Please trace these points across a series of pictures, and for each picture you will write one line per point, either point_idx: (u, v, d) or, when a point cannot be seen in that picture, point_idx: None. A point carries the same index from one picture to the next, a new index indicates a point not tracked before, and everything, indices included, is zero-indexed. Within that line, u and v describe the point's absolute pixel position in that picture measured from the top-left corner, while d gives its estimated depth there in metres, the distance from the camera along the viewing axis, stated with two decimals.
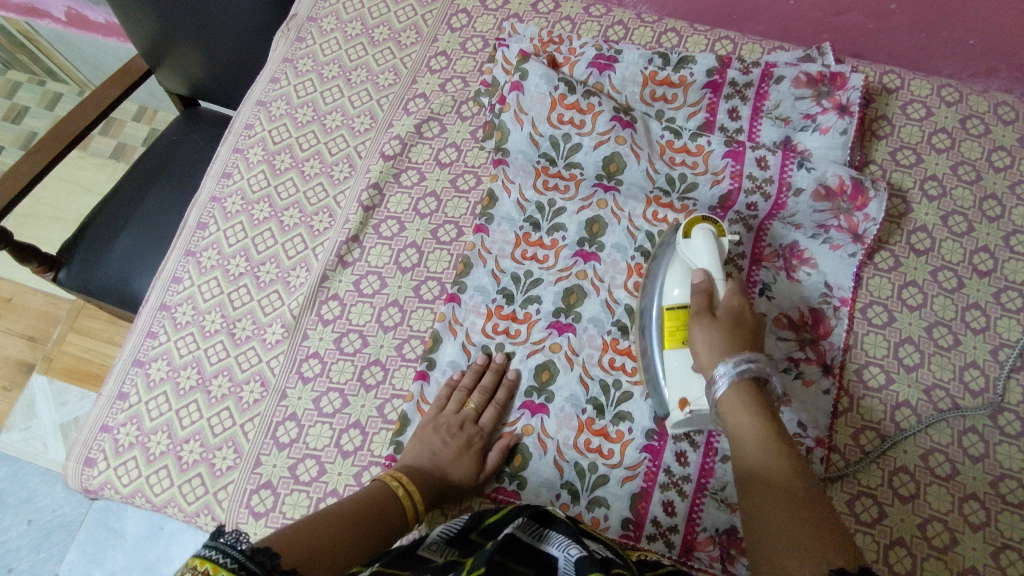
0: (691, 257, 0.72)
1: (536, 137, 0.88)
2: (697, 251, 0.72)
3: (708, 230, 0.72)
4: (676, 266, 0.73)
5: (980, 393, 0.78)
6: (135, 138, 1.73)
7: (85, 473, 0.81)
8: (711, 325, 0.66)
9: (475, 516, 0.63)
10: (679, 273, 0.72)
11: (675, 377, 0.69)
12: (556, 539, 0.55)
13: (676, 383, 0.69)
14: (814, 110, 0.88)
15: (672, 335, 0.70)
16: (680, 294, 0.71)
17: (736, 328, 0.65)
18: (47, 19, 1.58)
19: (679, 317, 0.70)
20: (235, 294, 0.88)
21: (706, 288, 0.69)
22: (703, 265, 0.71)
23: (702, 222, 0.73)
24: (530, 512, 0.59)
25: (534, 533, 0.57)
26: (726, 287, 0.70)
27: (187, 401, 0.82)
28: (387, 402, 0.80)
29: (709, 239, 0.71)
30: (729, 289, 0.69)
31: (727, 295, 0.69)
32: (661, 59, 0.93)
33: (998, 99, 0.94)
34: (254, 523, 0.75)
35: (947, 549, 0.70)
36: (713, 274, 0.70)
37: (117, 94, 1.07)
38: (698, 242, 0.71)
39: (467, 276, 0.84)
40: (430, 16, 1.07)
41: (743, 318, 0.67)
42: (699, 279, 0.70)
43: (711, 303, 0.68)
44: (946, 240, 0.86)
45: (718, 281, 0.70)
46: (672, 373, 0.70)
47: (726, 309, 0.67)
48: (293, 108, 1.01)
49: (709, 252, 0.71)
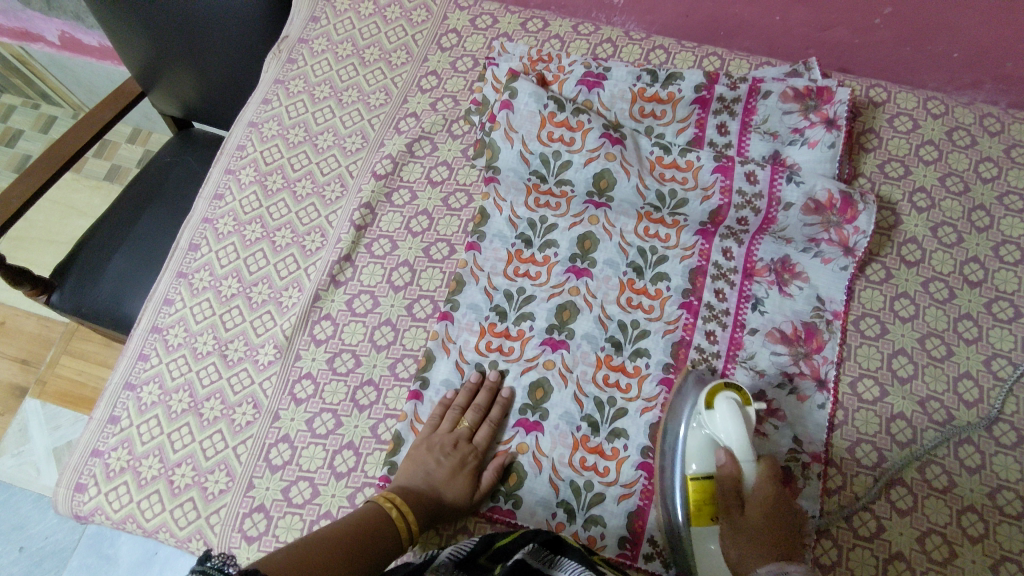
0: (716, 431, 0.69)
1: (526, 154, 0.88)
2: (722, 425, 0.68)
3: (732, 398, 0.69)
4: (696, 433, 0.70)
5: (975, 404, 0.78)
6: (129, 159, 1.73)
7: (76, 499, 0.80)
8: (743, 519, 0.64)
9: (486, 539, 0.62)
10: (702, 445, 0.69)
11: (708, 564, 0.66)
12: (569, 565, 0.55)
13: (708, 571, 0.66)
14: (802, 124, 0.89)
15: (696, 515, 0.67)
16: (703, 468, 0.68)
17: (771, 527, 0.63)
18: (41, 43, 1.60)
19: (703, 495, 0.67)
20: (227, 315, 0.88)
21: (733, 471, 0.67)
22: (730, 444, 0.67)
23: (725, 389, 0.70)
24: (542, 538, 0.59)
25: (544, 559, 0.57)
26: (754, 471, 0.66)
27: (179, 424, 0.82)
28: (381, 421, 0.80)
29: (737, 413, 0.67)
30: (758, 473, 0.66)
31: (757, 481, 0.66)
32: (649, 76, 0.94)
33: (983, 111, 0.95)
34: (247, 547, 0.74)
35: (947, 562, 0.70)
36: (739, 455, 0.67)
37: (111, 117, 1.07)
38: (723, 416, 0.68)
39: (460, 294, 0.84)
40: (420, 36, 1.08)
41: (777, 511, 0.64)
42: (723, 458, 0.67)
43: (740, 488, 0.66)
44: (936, 251, 0.86)
45: (745, 462, 0.67)
46: (700, 558, 0.66)
47: (755, 497, 0.65)
48: (285, 129, 1.02)
49: (736, 430, 0.67)
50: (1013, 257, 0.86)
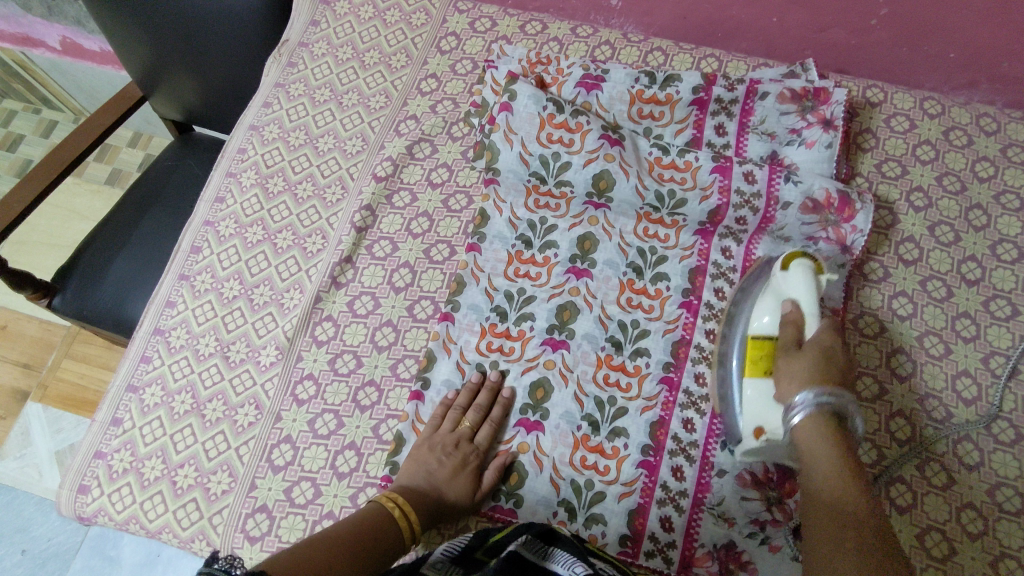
0: (786, 288, 0.72)
1: (526, 156, 0.89)
2: (795, 283, 0.71)
3: (808, 264, 0.72)
4: (769, 295, 0.74)
5: (973, 402, 0.78)
6: (130, 163, 1.74)
7: (79, 500, 0.80)
8: (795, 357, 0.67)
9: (480, 535, 0.63)
10: (771, 303, 0.73)
11: (750, 405, 0.70)
12: (561, 556, 0.55)
13: (752, 411, 0.70)
14: (799, 124, 0.90)
15: (755, 363, 0.71)
16: (769, 322, 0.72)
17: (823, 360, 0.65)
18: (42, 48, 1.60)
19: (766, 346, 0.71)
20: (229, 317, 0.89)
21: (797, 319, 0.70)
22: (797, 299, 0.71)
23: (801, 257, 0.73)
24: (536, 530, 0.60)
25: (538, 551, 0.57)
26: (817, 322, 0.69)
27: (181, 425, 0.82)
28: (382, 422, 0.80)
29: (809, 275, 0.71)
30: (820, 324, 0.69)
31: (818, 329, 0.68)
32: (647, 78, 0.94)
33: (980, 111, 0.96)
34: (250, 548, 0.74)
35: (946, 559, 0.70)
36: (805, 308, 0.70)
37: (113, 120, 1.08)
38: (796, 276, 0.72)
39: (461, 295, 0.85)
40: (420, 39, 1.09)
41: (830, 353, 0.65)
42: (789, 309, 0.71)
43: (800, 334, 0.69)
44: (934, 250, 0.87)
45: (810, 314, 0.70)
46: (750, 400, 0.70)
47: (815, 340, 0.67)
48: (286, 132, 1.02)
49: (806, 287, 0.71)
50: (1010, 255, 0.86)
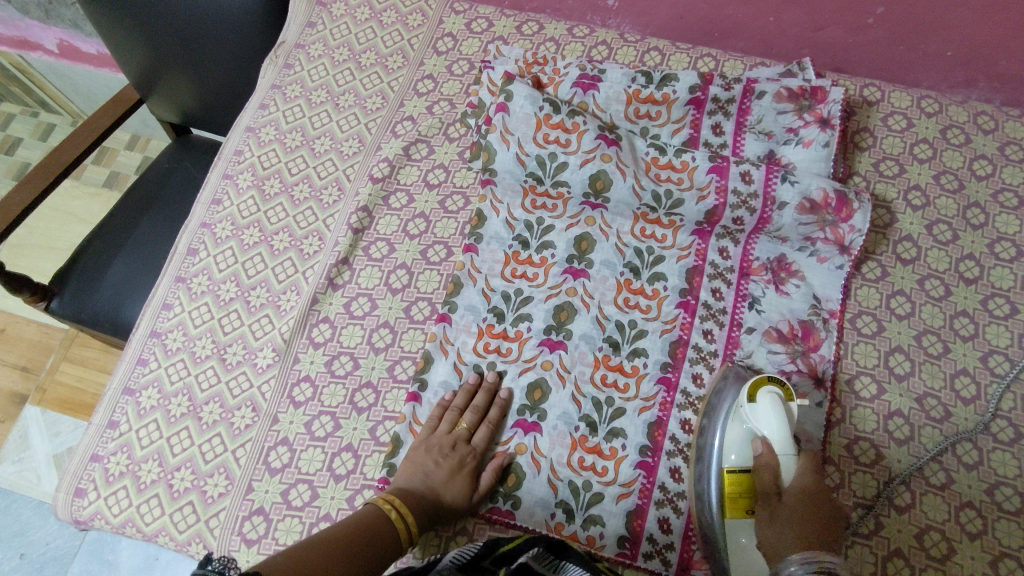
0: (755, 423, 0.69)
1: (522, 156, 0.88)
2: (763, 416, 0.68)
3: (774, 392, 0.70)
4: (737, 426, 0.71)
5: (972, 401, 0.78)
6: (128, 166, 1.73)
7: (76, 504, 0.80)
8: (776, 511, 0.64)
9: (489, 544, 0.62)
10: (740, 437, 0.70)
11: (741, 560, 0.66)
12: (574, 572, 0.56)
13: (741, 564, 0.66)
14: (796, 124, 0.89)
15: (732, 506, 0.67)
16: (742, 461, 0.69)
17: (806, 513, 0.62)
18: (40, 51, 1.60)
19: (740, 487, 0.68)
20: (226, 319, 0.88)
21: (770, 462, 0.66)
22: (768, 435, 0.67)
23: (767, 383, 0.71)
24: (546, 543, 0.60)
25: (548, 564, 0.57)
26: (792, 463, 0.66)
27: (178, 428, 0.82)
28: (380, 424, 0.80)
29: (777, 404, 0.68)
30: (797, 465, 0.66)
31: (794, 474, 0.65)
32: (644, 78, 0.94)
33: (977, 109, 0.96)
34: (246, 550, 0.74)
35: (946, 559, 0.70)
36: (778, 448, 0.67)
37: (111, 123, 1.08)
38: (765, 407, 0.69)
39: (457, 296, 0.85)
40: (416, 40, 1.09)
41: (812, 501, 0.63)
42: (760, 449, 0.67)
43: (776, 479, 0.66)
44: (932, 249, 0.87)
45: (783, 453, 0.66)
46: (735, 553, 0.66)
47: (793, 489, 0.64)
48: (282, 133, 1.02)
49: (776, 421, 0.67)
50: (1008, 253, 0.86)
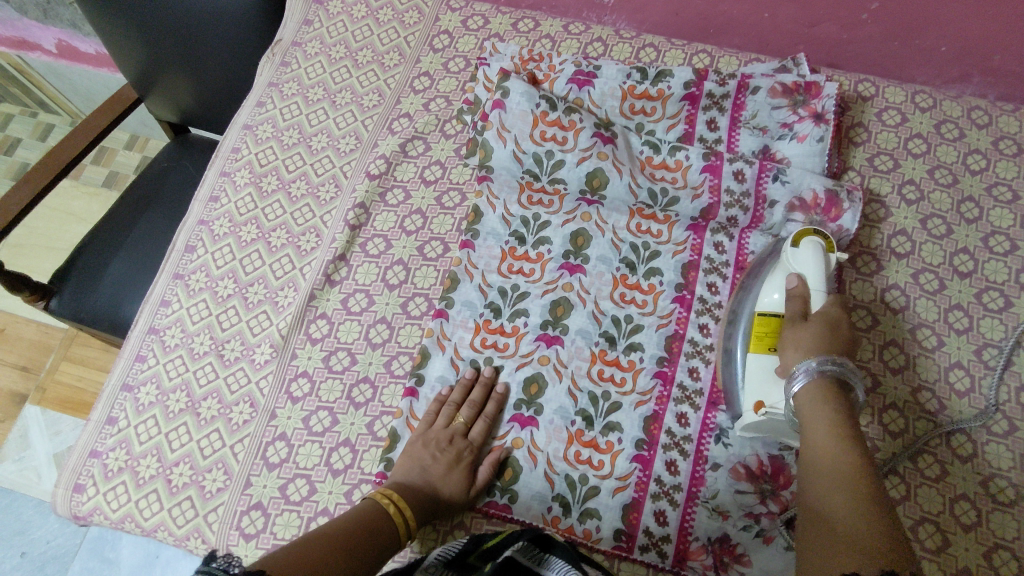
0: (793, 263, 0.72)
1: (519, 154, 0.89)
2: (803, 258, 0.71)
3: (817, 242, 0.72)
4: (776, 271, 0.74)
5: (967, 393, 0.78)
6: (127, 165, 1.74)
7: (75, 500, 0.80)
8: (799, 330, 0.67)
9: (474, 540, 0.62)
10: (779, 278, 0.73)
11: (754, 381, 0.70)
12: (557, 564, 0.55)
13: (756, 385, 0.70)
14: (790, 120, 0.90)
15: (760, 339, 0.71)
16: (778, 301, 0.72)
17: (829, 334, 0.65)
18: (38, 51, 1.61)
19: (770, 323, 0.71)
20: (223, 316, 0.89)
21: (803, 294, 0.69)
22: (804, 274, 0.71)
23: (811, 234, 0.73)
24: (532, 536, 0.59)
25: (533, 557, 0.57)
26: (824, 299, 0.69)
27: (176, 424, 0.82)
28: (377, 419, 0.80)
29: (817, 251, 0.71)
30: (828, 300, 0.69)
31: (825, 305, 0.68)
32: (639, 74, 0.95)
33: (972, 104, 0.96)
34: (245, 545, 0.74)
35: (940, 550, 0.70)
36: (812, 283, 0.70)
37: (109, 122, 1.08)
38: (805, 252, 0.71)
39: (454, 291, 0.85)
40: (413, 38, 1.09)
41: (835, 327, 0.66)
42: (794, 284, 0.70)
43: (807, 310, 0.69)
44: (926, 243, 0.87)
45: (816, 290, 0.69)
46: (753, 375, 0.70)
47: (819, 315, 0.67)
48: (279, 131, 1.02)
49: (813, 263, 0.70)
50: (1003, 247, 0.86)
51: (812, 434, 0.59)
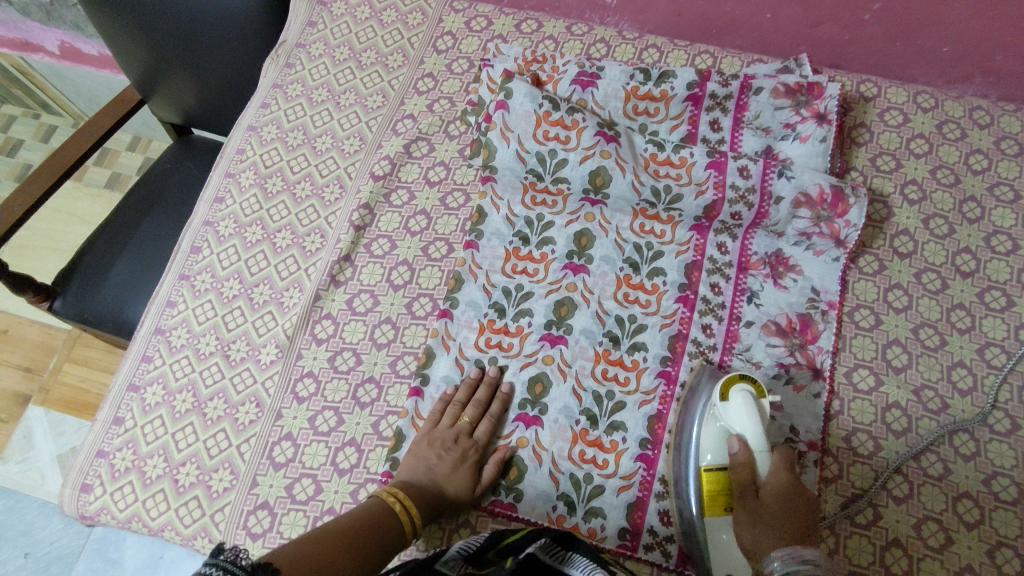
0: (729, 421, 0.70)
1: (523, 153, 0.89)
2: (735, 414, 0.70)
3: (747, 389, 0.70)
4: (711, 424, 0.72)
5: (969, 392, 0.79)
6: (129, 167, 1.74)
7: (82, 499, 0.81)
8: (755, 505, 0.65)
9: (494, 536, 0.63)
10: (717, 436, 0.71)
11: (722, 555, 0.67)
12: (579, 561, 0.56)
13: (723, 560, 0.67)
14: (793, 119, 0.90)
15: (712, 502, 0.69)
16: (718, 460, 0.70)
17: (786, 507, 0.64)
18: (41, 53, 1.61)
19: (719, 486, 0.69)
20: (229, 316, 0.89)
21: (748, 459, 0.68)
22: (743, 432, 0.69)
23: (739, 380, 0.71)
24: (554, 534, 0.60)
25: (555, 555, 0.57)
26: (768, 458, 0.68)
27: (183, 424, 0.83)
28: (382, 418, 0.81)
29: (749, 400, 0.69)
30: (772, 460, 0.67)
31: (768, 468, 0.67)
32: (642, 74, 0.95)
33: (973, 104, 0.97)
34: (252, 544, 0.75)
35: (944, 548, 0.70)
36: (753, 444, 0.68)
37: (113, 123, 1.09)
38: (738, 404, 0.70)
39: (459, 291, 0.86)
40: (416, 39, 1.09)
41: (790, 494, 0.64)
42: (737, 447, 0.69)
43: (753, 476, 0.67)
44: (929, 243, 0.88)
45: (758, 451, 0.68)
46: (715, 549, 0.67)
47: (767, 483, 0.66)
48: (284, 132, 1.03)
49: (750, 419, 0.68)
50: (1004, 247, 0.87)
51: None
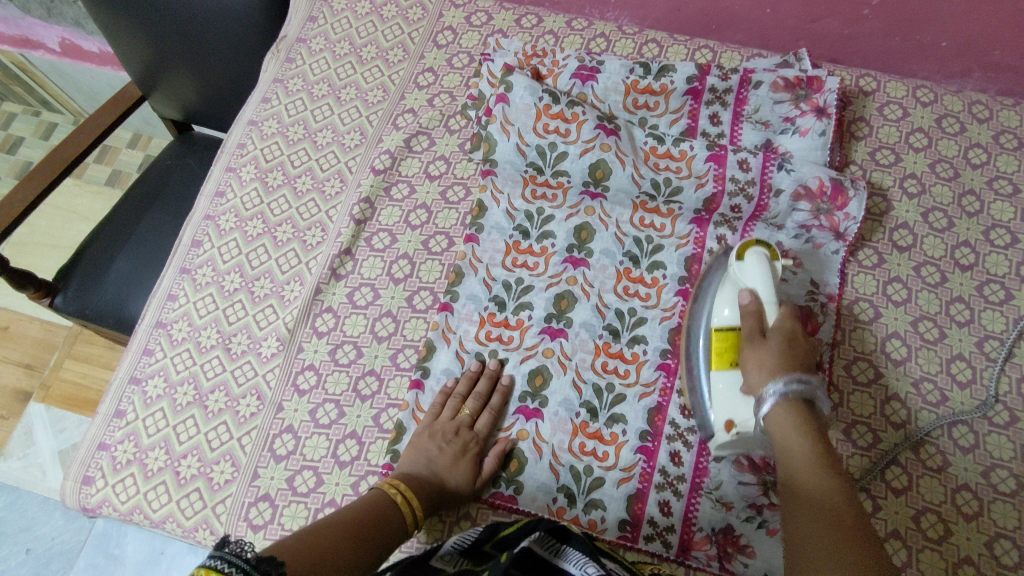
0: (743, 279, 0.72)
1: (523, 146, 0.89)
2: (751, 272, 0.71)
3: (762, 252, 0.71)
4: (728, 285, 0.74)
5: (968, 384, 0.79)
6: (130, 164, 1.75)
7: (84, 492, 0.81)
8: (760, 348, 0.67)
9: (490, 528, 0.63)
10: (731, 293, 0.73)
11: (722, 399, 0.70)
12: (573, 555, 0.55)
13: (724, 404, 0.70)
14: (793, 113, 0.90)
15: (721, 356, 0.71)
16: (730, 317, 0.72)
17: (789, 350, 0.65)
18: (41, 50, 1.61)
19: (728, 339, 0.71)
20: (230, 310, 0.89)
21: (758, 311, 0.69)
22: (755, 288, 0.70)
23: (755, 244, 0.73)
24: (548, 526, 0.60)
25: (550, 548, 0.57)
26: (777, 309, 0.69)
27: (184, 417, 0.83)
28: (383, 411, 0.81)
29: (764, 262, 0.71)
30: (781, 312, 0.68)
31: (778, 317, 0.68)
32: (642, 68, 0.95)
33: (972, 98, 0.97)
34: (253, 535, 0.75)
35: (942, 539, 0.71)
36: (763, 297, 0.70)
37: (114, 118, 1.09)
38: (753, 264, 0.71)
39: (459, 285, 0.86)
40: (416, 34, 1.10)
41: (794, 340, 0.66)
42: (747, 300, 0.70)
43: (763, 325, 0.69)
44: (928, 236, 0.88)
45: (770, 304, 0.69)
46: (719, 395, 0.71)
47: (776, 329, 0.67)
48: (284, 126, 1.03)
49: (762, 276, 0.70)
50: (1003, 240, 0.87)
51: (789, 463, 0.60)
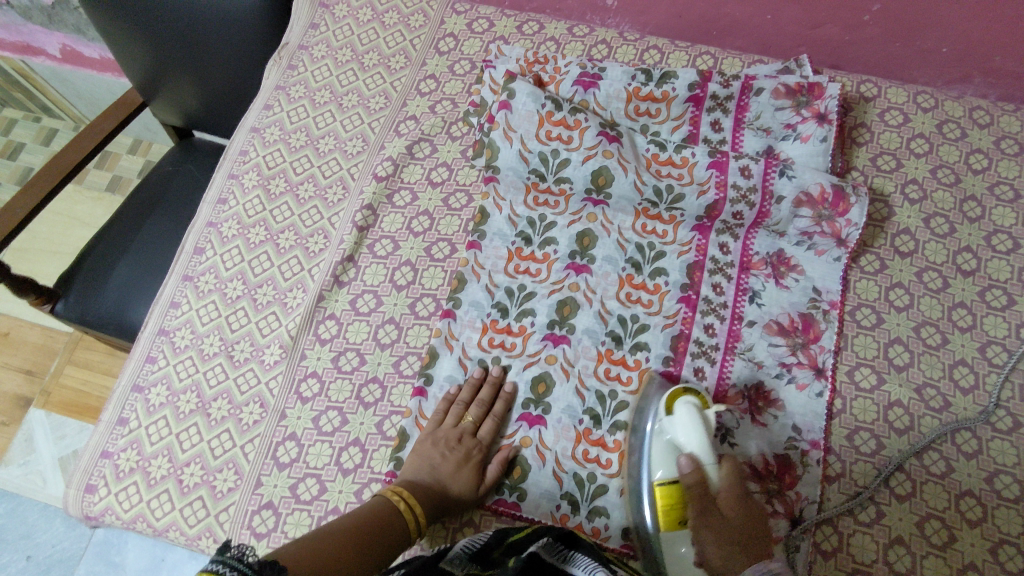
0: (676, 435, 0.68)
1: (525, 153, 0.89)
2: (682, 429, 0.67)
3: (691, 402, 0.70)
4: (659, 440, 0.70)
5: (970, 390, 0.79)
6: (131, 170, 1.75)
7: (86, 500, 0.81)
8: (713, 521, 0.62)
9: (498, 534, 0.63)
10: (664, 450, 0.69)
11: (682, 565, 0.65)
12: (582, 560, 0.56)
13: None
14: (794, 120, 0.91)
15: (668, 521, 0.65)
16: (669, 475, 0.67)
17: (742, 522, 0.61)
18: (41, 56, 1.62)
19: (672, 502, 0.66)
20: (233, 317, 0.89)
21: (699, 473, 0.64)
22: (691, 445, 0.66)
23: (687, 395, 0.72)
24: (556, 532, 0.60)
25: (558, 554, 0.57)
26: (715, 469, 0.65)
27: (187, 424, 0.83)
28: (386, 418, 0.81)
29: (693, 413, 0.68)
30: (721, 472, 0.64)
31: (720, 478, 0.64)
32: (644, 75, 0.95)
33: (973, 104, 0.97)
34: (256, 543, 0.75)
35: (946, 545, 0.71)
36: (701, 457, 0.65)
37: (116, 125, 1.10)
38: (682, 418, 0.68)
39: (462, 292, 0.86)
40: (418, 41, 1.10)
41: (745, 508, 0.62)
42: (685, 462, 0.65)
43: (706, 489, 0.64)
44: (929, 242, 0.88)
45: (708, 464, 0.65)
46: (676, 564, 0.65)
47: (721, 496, 0.63)
48: (287, 133, 1.03)
49: (696, 431, 0.66)
50: (1005, 245, 0.87)
51: None
